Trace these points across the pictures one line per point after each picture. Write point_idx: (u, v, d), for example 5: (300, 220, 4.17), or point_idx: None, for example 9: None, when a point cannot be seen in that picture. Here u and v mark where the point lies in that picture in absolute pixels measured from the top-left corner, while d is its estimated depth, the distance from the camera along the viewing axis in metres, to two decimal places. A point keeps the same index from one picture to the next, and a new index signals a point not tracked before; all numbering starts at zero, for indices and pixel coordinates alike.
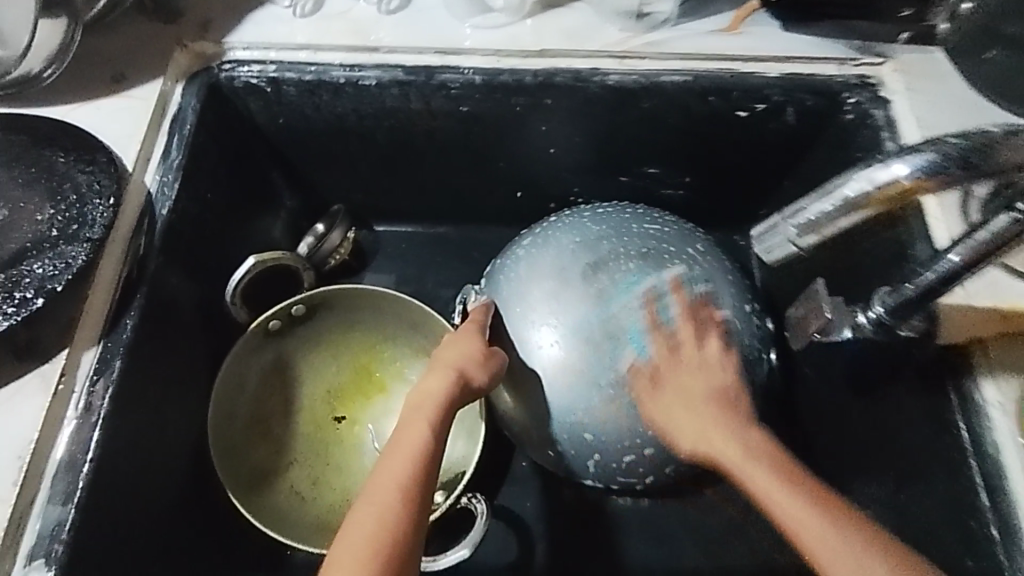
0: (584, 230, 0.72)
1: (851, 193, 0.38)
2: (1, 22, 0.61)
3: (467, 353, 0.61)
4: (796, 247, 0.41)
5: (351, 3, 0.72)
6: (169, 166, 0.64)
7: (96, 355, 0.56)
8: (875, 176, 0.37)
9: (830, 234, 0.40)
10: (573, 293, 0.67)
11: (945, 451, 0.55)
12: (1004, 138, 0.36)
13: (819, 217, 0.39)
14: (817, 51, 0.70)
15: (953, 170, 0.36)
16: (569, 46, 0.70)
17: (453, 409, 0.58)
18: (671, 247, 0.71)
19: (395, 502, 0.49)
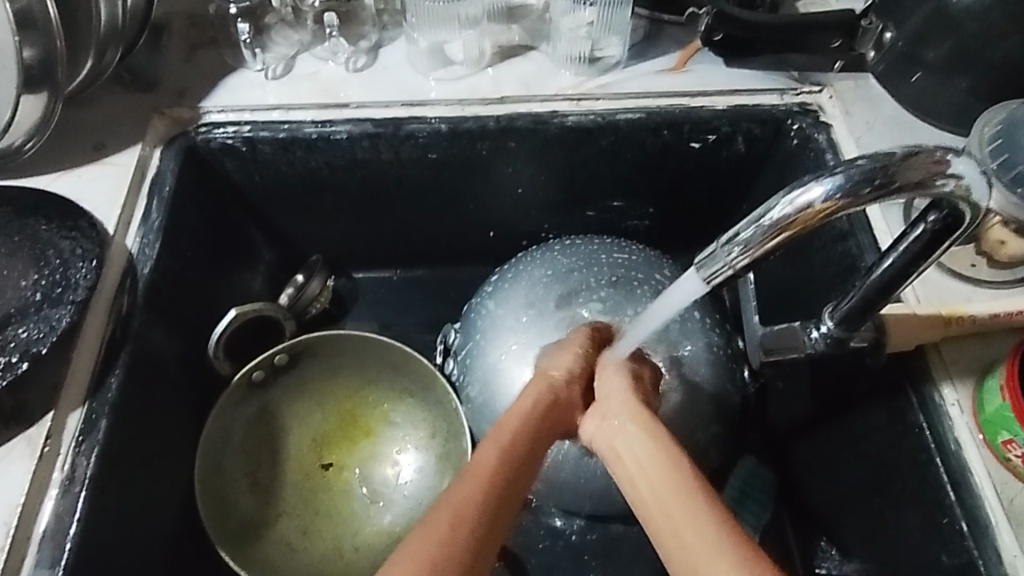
0: (556, 265, 0.75)
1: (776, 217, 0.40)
2: None
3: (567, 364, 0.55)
4: (732, 269, 0.43)
5: (319, 64, 0.76)
6: (150, 227, 0.66)
7: (81, 416, 0.56)
8: (796, 198, 0.39)
9: (759, 257, 0.41)
10: (548, 325, 0.70)
11: (913, 451, 0.57)
12: (902, 156, 0.38)
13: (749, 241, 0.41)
14: (758, 84, 0.75)
15: (863, 188, 0.38)
16: (526, 92, 0.75)
17: (547, 425, 0.49)
18: (639, 275, 0.74)
19: (469, 525, 0.39)
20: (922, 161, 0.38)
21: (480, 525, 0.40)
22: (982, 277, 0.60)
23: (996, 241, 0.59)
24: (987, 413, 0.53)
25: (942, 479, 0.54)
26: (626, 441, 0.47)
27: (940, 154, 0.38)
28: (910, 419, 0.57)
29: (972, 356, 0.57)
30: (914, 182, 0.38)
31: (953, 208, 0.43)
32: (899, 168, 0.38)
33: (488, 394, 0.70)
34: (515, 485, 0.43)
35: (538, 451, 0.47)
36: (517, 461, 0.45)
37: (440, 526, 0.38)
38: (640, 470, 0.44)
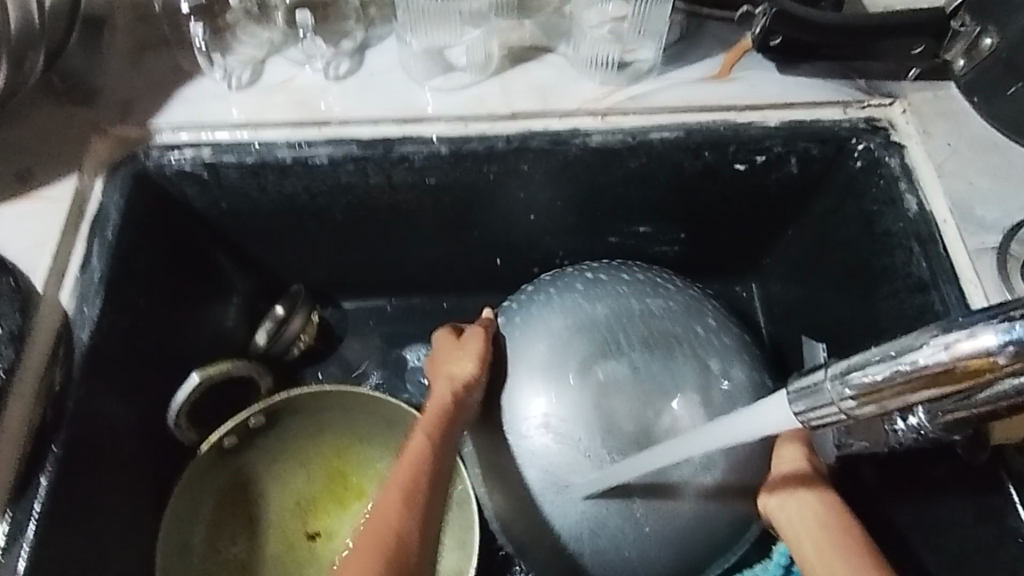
0: (577, 309, 0.61)
1: (922, 362, 0.30)
2: None
3: (469, 356, 0.60)
4: (845, 413, 0.35)
5: (294, 71, 0.63)
6: (88, 278, 0.55)
7: (2, 528, 0.46)
8: (954, 343, 0.29)
9: (890, 403, 0.32)
10: (569, 398, 0.57)
11: (1015, 564, 0.48)
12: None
13: (880, 383, 0.32)
14: (818, 96, 0.63)
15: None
16: (543, 105, 0.62)
17: (456, 420, 0.57)
18: (678, 325, 0.61)
19: (402, 503, 0.48)
20: None
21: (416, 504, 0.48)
22: None
23: None
24: None
25: None
26: (793, 517, 0.56)
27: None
28: (1013, 527, 0.48)
29: None
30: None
31: None
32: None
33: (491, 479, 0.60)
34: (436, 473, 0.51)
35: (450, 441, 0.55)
36: (435, 450, 0.53)
37: (387, 508, 0.48)
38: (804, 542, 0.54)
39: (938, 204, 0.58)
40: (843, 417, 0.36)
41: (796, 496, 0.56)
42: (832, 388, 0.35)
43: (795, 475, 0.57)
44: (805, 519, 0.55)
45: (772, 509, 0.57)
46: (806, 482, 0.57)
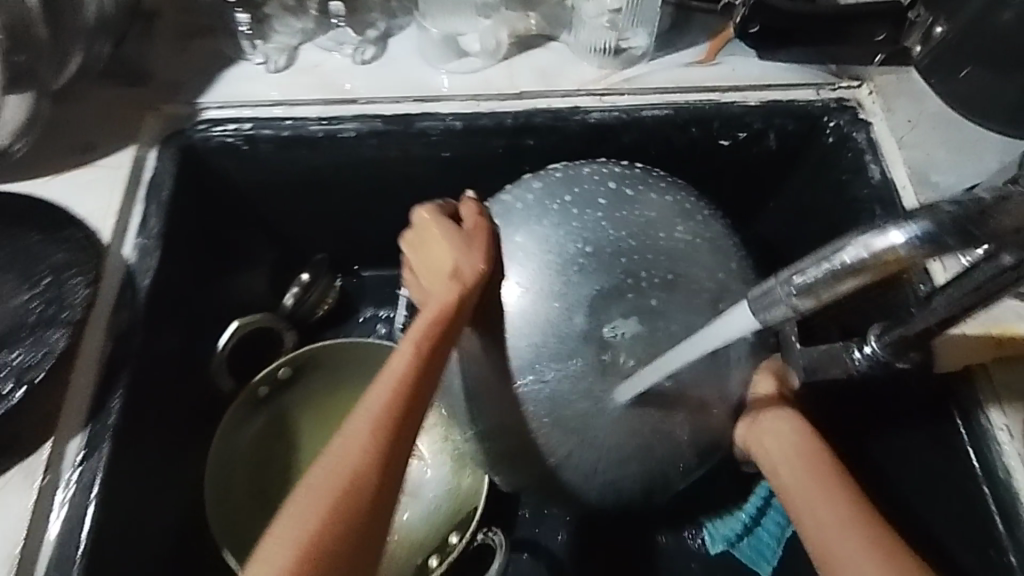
0: (592, 218, 0.58)
1: (848, 259, 0.35)
2: None
3: (465, 260, 0.54)
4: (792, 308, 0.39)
5: (324, 56, 0.71)
6: (148, 235, 0.62)
7: (82, 441, 0.53)
8: (871, 242, 0.34)
9: (827, 300, 0.37)
10: (581, 310, 0.56)
11: (958, 476, 0.55)
12: (996, 202, 0.32)
13: (815, 282, 0.37)
14: (794, 78, 0.71)
15: (946, 238, 0.33)
16: (546, 86, 0.70)
17: (448, 334, 0.52)
18: (687, 246, 0.59)
19: (371, 429, 0.46)
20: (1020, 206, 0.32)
21: (390, 430, 0.46)
22: None
23: None
24: None
25: (990, 508, 0.53)
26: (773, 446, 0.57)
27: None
28: (955, 443, 0.55)
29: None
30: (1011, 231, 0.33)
31: None
32: (992, 217, 0.33)
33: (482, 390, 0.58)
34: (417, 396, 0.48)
35: (437, 360, 0.51)
36: (420, 369, 0.50)
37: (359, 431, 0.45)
38: (786, 461, 0.55)
39: (898, 173, 0.65)
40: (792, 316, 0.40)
41: (776, 425, 0.57)
42: (780, 287, 0.39)
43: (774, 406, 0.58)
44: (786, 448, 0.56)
45: (752, 438, 0.58)
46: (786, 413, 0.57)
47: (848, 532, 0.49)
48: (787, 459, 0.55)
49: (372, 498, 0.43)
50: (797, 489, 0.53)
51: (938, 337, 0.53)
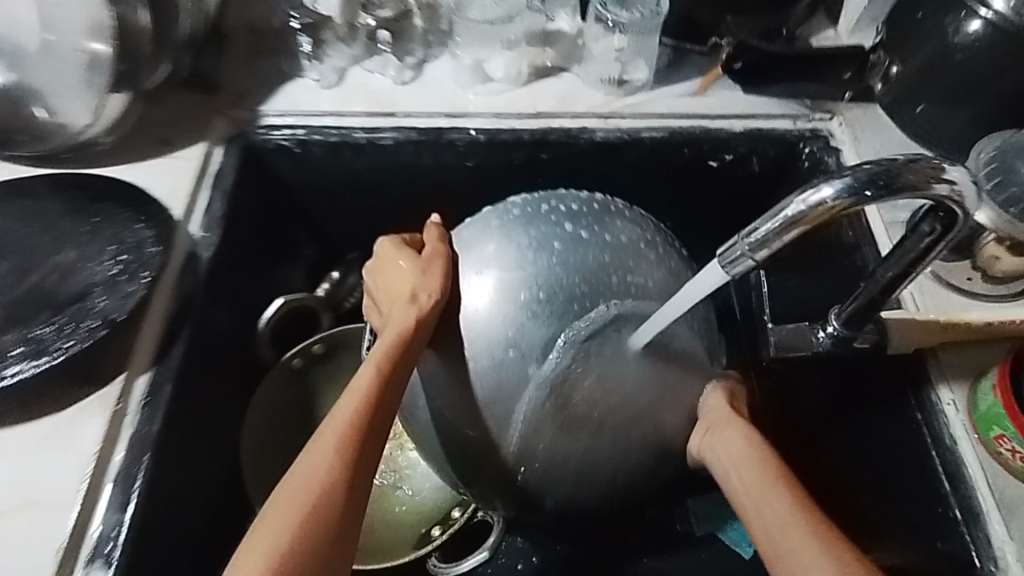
0: (550, 248, 0.60)
1: (791, 211, 0.44)
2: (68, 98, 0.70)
3: (422, 283, 0.60)
4: (752, 262, 0.47)
5: (370, 77, 0.83)
6: (211, 216, 0.72)
7: (148, 379, 0.62)
8: (808, 197, 0.44)
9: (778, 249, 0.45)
10: (536, 341, 0.58)
11: (912, 445, 0.62)
12: (900, 165, 0.44)
13: (767, 234, 0.45)
14: (774, 110, 0.81)
15: (868, 189, 0.43)
16: (559, 107, 0.81)
17: (407, 354, 0.57)
18: (643, 275, 0.61)
19: (334, 449, 0.52)
20: (920, 169, 0.44)
21: (353, 448, 0.52)
22: (976, 289, 0.65)
23: (991, 256, 0.64)
24: (980, 411, 0.58)
25: (938, 471, 0.59)
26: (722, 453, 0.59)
27: (935, 163, 0.45)
28: (910, 416, 0.62)
29: (969, 362, 0.62)
30: (912, 185, 0.44)
31: (946, 214, 0.48)
32: (899, 174, 0.44)
33: (442, 401, 0.60)
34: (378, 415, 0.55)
35: (398, 380, 0.57)
36: (379, 389, 0.55)
37: (324, 451, 0.52)
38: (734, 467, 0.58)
39: None
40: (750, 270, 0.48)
41: (724, 434, 0.60)
42: (741, 245, 0.47)
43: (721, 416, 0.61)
44: (734, 455, 0.58)
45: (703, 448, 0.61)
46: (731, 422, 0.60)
47: (798, 532, 0.51)
48: (734, 465, 0.58)
49: (335, 512, 0.50)
50: (751, 486, 0.56)
51: (890, 314, 0.62)
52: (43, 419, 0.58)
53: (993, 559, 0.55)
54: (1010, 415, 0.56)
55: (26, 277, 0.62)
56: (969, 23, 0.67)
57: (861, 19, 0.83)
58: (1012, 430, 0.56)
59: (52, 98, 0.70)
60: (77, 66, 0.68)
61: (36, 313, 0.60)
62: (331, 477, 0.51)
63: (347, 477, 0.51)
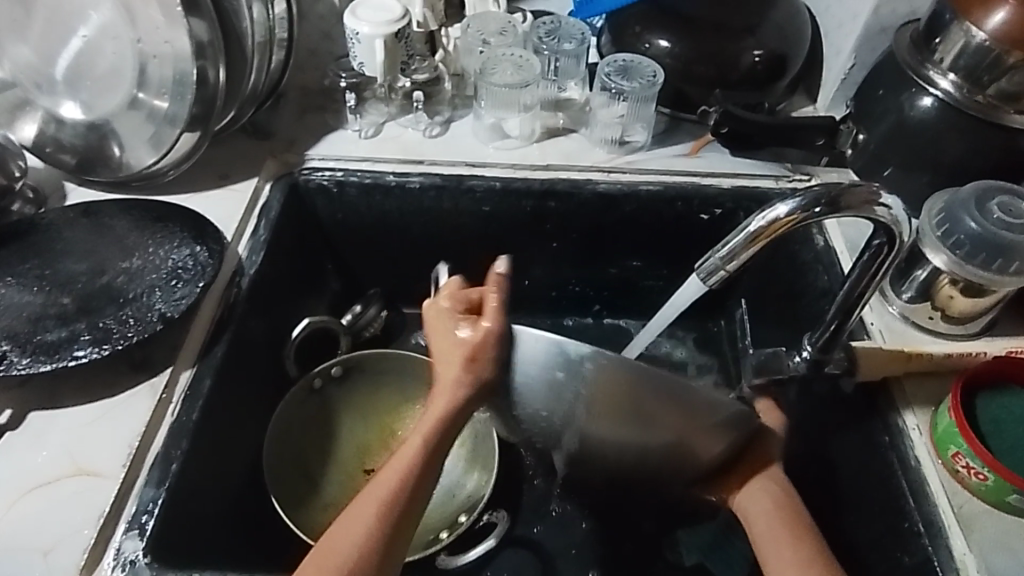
0: (546, 364, 0.55)
1: (751, 228, 0.53)
2: (139, 135, 0.81)
3: (477, 347, 0.56)
4: (723, 273, 0.56)
5: (402, 131, 0.95)
6: (257, 240, 0.82)
7: (192, 373, 0.69)
8: (766, 215, 0.53)
9: (745, 261, 0.54)
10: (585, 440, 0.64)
11: (881, 466, 0.67)
12: (845, 188, 0.53)
13: (732, 248, 0.54)
14: (758, 171, 0.92)
15: (816, 208, 0.53)
16: (567, 162, 0.92)
17: (456, 424, 0.57)
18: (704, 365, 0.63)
19: (376, 512, 0.54)
20: (862, 192, 0.54)
21: (394, 512, 0.54)
22: (938, 327, 0.72)
23: (946, 296, 0.71)
24: (939, 431, 0.64)
25: (904, 489, 0.64)
26: (751, 495, 0.61)
27: (872, 190, 0.55)
28: (880, 439, 0.68)
29: (929, 392, 0.69)
30: (852, 206, 0.54)
31: (887, 234, 0.58)
32: (842, 196, 0.53)
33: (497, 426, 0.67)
34: (423, 480, 0.56)
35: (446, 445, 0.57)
36: (426, 456, 0.56)
37: (365, 513, 0.53)
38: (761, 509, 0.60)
39: (838, 241, 0.82)
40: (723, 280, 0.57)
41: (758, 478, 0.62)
42: (714, 259, 0.55)
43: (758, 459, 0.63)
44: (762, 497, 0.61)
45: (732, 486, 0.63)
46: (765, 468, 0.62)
47: None
48: (761, 507, 0.60)
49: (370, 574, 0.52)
50: (766, 532, 0.59)
51: (857, 344, 0.70)
52: (99, 401, 0.66)
53: (955, 569, 0.59)
54: (962, 434, 0.62)
55: (97, 278, 0.72)
56: (921, 98, 0.77)
57: (834, 97, 0.94)
58: (965, 448, 0.61)
59: (131, 136, 0.81)
60: (159, 113, 0.79)
61: (104, 307, 0.69)
62: (370, 541, 0.53)
63: (386, 536, 0.53)
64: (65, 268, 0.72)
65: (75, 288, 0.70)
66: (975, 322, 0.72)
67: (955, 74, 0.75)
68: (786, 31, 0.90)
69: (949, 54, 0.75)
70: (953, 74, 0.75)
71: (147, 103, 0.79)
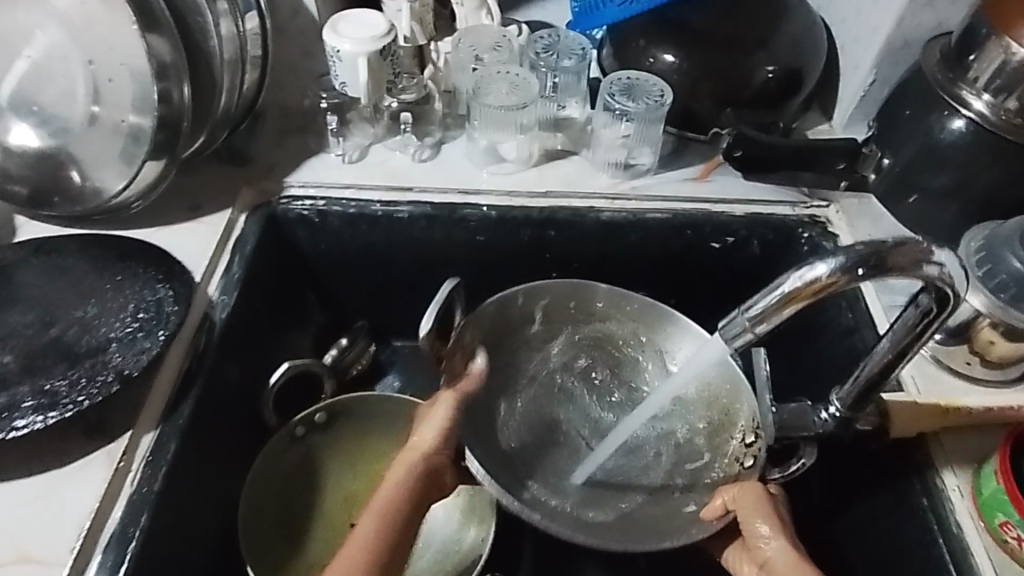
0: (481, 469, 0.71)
1: (787, 287, 0.50)
2: (98, 165, 0.73)
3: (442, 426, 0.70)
4: (752, 335, 0.52)
5: (389, 154, 0.88)
6: (230, 279, 0.75)
7: (154, 436, 0.62)
8: (805, 274, 0.49)
9: (777, 322, 0.50)
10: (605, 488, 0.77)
11: (916, 530, 0.61)
12: (893, 247, 0.49)
13: (765, 308, 0.51)
14: (773, 196, 0.85)
15: (860, 269, 0.49)
16: (568, 188, 0.85)
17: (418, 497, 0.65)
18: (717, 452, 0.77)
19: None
20: (910, 250, 0.50)
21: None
22: (976, 373, 0.65)
23: (986, 341, 0.64)
24: (984, 497, 0.58)
25: (947, 560, 0.58)
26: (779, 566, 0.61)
27: (922, 248, 0.51)
28: (915, 501, 0.61)
29: (967, 447, 0.63)
30: (900, 266, 0.50)
31: (938, 294, 0.53)
32: (889, 256, 0.49)
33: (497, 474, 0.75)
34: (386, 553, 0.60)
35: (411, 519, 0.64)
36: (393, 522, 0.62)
37: None
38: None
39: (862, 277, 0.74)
40: (751, 341, 0.53)
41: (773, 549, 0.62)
42: (742, 320, 0.52)
43: (763, 529, 0.63)
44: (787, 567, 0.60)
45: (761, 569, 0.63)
46: (774, 537, 0.62)
47: None
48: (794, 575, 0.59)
49: None
50: None
51: (886, 396, 0.63)
52: (48, 472, 0.59)
53: None
54: (1013, 502, 0.55)
55: (47, 329, 0.65)
56: (952, 121, 0.70)
57: (853, 115, 0.88)
58: (1015, 518, 0.55)
59: (91, 165, 0.74)
60: (120, 139, 0.72)
61: (53, 364, 0.62)
62: None
63: None
64: (11, 318, 0.65)
65: (21, 342, 0.63)
66: (1014, 367, 0.65)
67: (989, 93, 0.69)
68: (802, 45, 0.83)
69: (985, 72, 0.69)
70: (987, 94, 0.69)
71: (105, 130, 0.72)
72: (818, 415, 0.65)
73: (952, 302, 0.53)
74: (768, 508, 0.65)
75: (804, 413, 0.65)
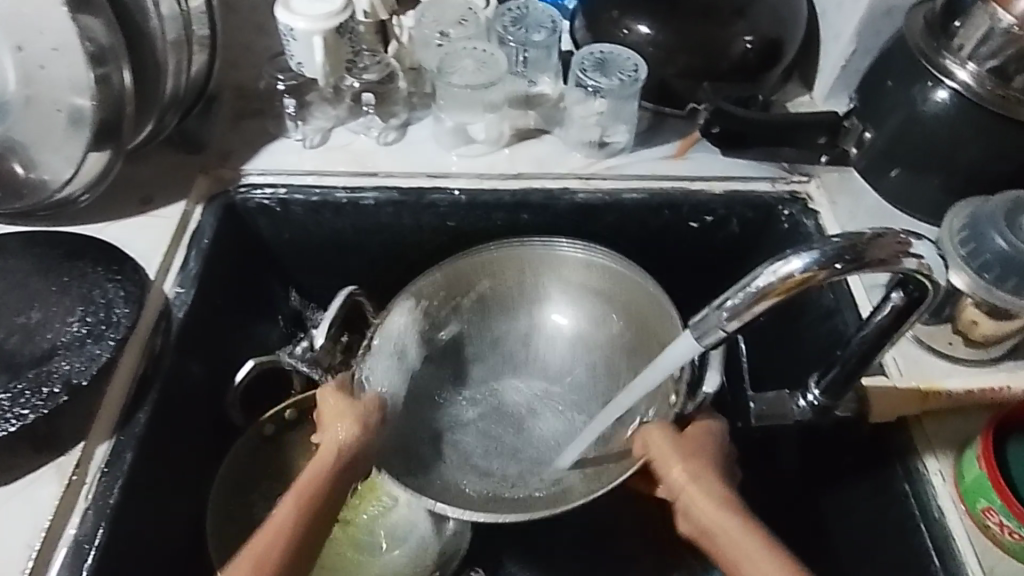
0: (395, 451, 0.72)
1: (761, 283, 0.48)
2: (38, 158, 0.69)
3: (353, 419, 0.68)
4: (723, 332, 0.52)
5: (353, 137, 0.83)
6: (186, 276, 0.71)
7: (109, 447, 0.60)
8: (779, 268, 0.48)
9: (749, 319, 0.49)
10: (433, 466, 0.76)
11: (897, 514, 0.60)
12: (868, 239, 0.47)
13: (738, 305, 0.50)
14: (752, 172, 0.82)
15: (837, 262, 0.47)
16: (541, 169, 0.82)
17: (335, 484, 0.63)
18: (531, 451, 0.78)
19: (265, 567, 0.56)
20: (887, 242, 0.48)
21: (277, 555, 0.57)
22: (958, 354, 0.64)
23: (970, 321, 0.62)
24: (966, 482, 0.57)
25: (928, 545, 0.57)
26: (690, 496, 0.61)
27: (902, 239, 0.49)
28: (897, 487, 0.60)
29: (951, 430, 0.62)
30: (879, 259, 0.48)
31: (919, 282, 0.52)
32: (867, 249, 0.48)
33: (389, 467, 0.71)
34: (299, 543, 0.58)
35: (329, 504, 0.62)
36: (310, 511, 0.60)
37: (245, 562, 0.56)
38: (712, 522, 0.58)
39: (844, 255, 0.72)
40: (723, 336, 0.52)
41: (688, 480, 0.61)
42: (715, 317, 0.51)
43: (671, 458, 0.63)
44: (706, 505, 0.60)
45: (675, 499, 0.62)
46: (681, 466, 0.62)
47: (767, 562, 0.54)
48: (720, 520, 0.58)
49: None
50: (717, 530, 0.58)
51: (867, 380, 0.62)
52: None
53: None
54: (996, 488, 0.54)
55: None
56: (935, 92, 0.67)
57: (834, 87, 0.85)
58: (999, 504, 0.54)
59: (30, 159, 0.69)
60: (58, 129, 0.67)
61: None
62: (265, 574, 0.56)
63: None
64: None
65: None
66: (996, 347, 0.63)
67: (974, 63, 0.66)
68: (782, 13, 0.79)
69: (970, 40, 0.65)
70: (972, 63, 0.66)
71: (41, 120, 0.67)
72: (798, 401, 0.63)
73: (935, 287, 0.52)
74: (670, 441, 0.64)
75: (784, 400, 0.64)
